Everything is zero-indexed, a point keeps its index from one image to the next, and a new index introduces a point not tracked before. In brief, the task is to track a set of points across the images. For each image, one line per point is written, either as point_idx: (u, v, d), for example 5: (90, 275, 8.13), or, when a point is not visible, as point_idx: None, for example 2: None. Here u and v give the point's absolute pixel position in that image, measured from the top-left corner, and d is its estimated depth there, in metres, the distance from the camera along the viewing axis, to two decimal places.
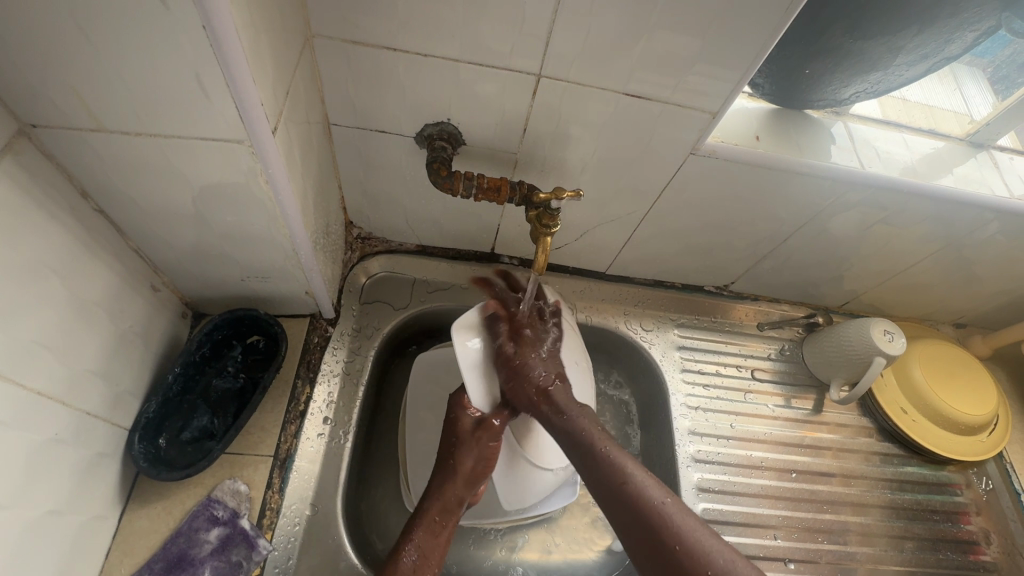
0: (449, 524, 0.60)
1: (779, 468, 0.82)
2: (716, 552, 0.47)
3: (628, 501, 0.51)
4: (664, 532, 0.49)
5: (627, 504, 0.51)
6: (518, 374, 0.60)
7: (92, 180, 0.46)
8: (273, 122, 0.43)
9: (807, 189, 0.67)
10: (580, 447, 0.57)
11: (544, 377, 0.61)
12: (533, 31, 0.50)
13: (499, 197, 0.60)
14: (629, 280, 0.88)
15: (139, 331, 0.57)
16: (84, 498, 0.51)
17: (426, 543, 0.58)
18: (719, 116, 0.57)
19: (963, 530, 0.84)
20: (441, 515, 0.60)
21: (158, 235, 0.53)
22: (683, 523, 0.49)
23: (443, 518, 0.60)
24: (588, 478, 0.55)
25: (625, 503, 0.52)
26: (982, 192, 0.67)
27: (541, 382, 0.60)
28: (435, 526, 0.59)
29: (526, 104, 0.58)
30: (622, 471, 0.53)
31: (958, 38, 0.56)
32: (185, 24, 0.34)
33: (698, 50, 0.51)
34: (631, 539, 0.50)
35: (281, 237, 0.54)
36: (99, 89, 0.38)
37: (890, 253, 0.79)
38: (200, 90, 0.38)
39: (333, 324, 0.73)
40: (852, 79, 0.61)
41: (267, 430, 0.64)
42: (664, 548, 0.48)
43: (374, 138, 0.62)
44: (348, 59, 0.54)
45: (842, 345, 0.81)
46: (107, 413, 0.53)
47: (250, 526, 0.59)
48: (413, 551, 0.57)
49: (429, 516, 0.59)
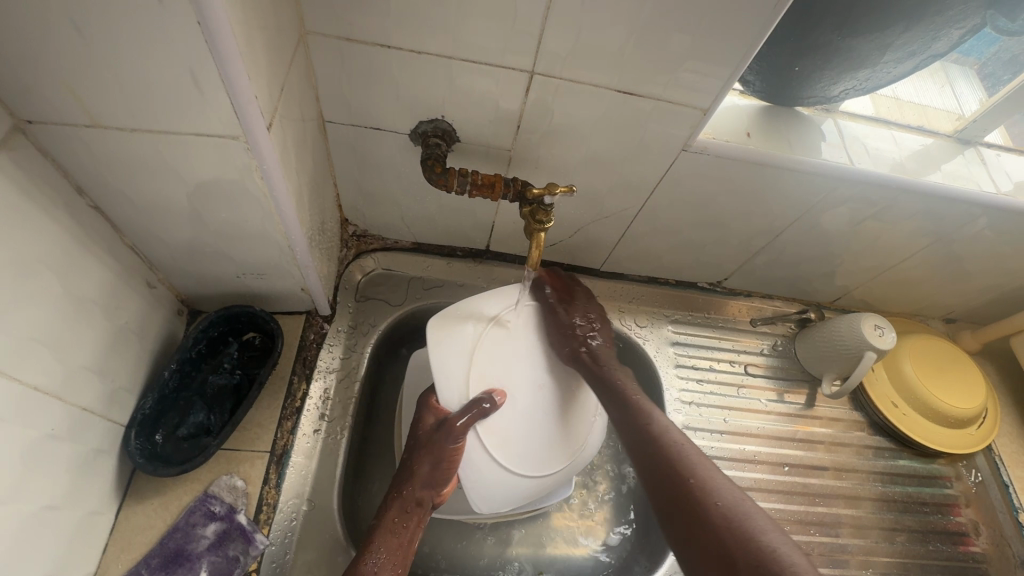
0: (413, 527, 0.61)
1: (772, 462, 0.83)
2: (723, 490, 0.50)
3: (661, 448, 0.54)
4: (681, 469, 0.52)
5: (649, 438, 0.55)
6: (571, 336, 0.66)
7: (87, 176, 0.46)
8: (268, 119, 0.43)
9: (797, 185, 0.68)
10: (612, 392, 0.61)
11: (596, 347, 0.67)
12: (526, 29, 0.51)
13: (493, 193, 0.60)
14: (623, 276, 0.89)
15: (135, 328, 0.57)
16: (81, 494, 0.52)
17: (390, 546, 0.59)
18: (710, 112, 0.58)
19: (953, 522, 0.85)
20: (404, 518, 0.61)
21: (153, 231, 0.53)
22: (698, 463, 0.53)
23: (405, 521, 0.61)
24: (616, 417, 0.60)
25: (646, 437, 0.56)
26: (969, 188, 0.68)
27: (591, 344, 0.66)
28: (395, 528, 0.60)
29: (519, 101, 0.58)
30: (648, 416, 0.58)
31: (944, 35, 0.57)
32: (180, 20, 0.34)
33: (689, 47, 0.51)
34: (648, 471, 0.54)
35: (277, 234, 0.54)
36: (94, 85, 0.38)
37: (880, 248, 0.80)
38: (195, 86, 0.38)
39: (329, 321, 0.73)
40: (841, 77, 0.62)
41: (263, 426, 0.64)
42: (677, 479, 0.51)
43: (369, 135, 0.63)
44: (343, 56, 0.54)
45: (833, 339, 0.82)
46: (103, 409, 0.53)
47: (247, 521, 0.59)
48: (375, 554, 0.58)
49: (388, 521, 0.61)
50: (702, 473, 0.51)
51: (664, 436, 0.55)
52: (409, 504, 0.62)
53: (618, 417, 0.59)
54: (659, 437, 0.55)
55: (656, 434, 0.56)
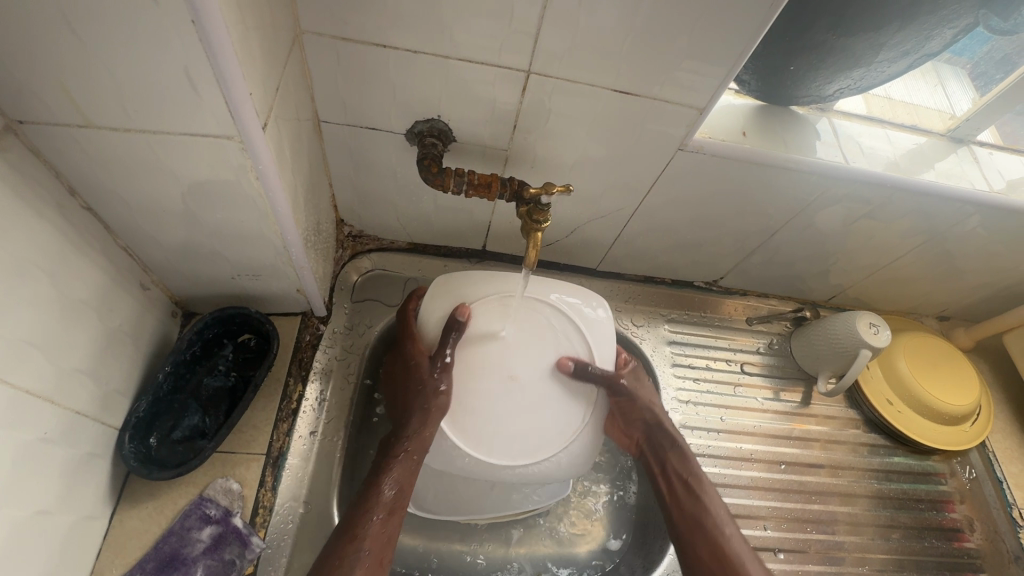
0: (414, 456, 0.62)
1: (769, 460, 0.84)
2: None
3: (711, 533, 0.65)
4: (725, 554, 0.64)
5: (702, 519, 0.66)
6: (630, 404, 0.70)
7: (79, 177, 0.46)
8: (263, 119, 0.43)
9: (793, 184, 0.68)
10: (676, 457, 0.71)
11: (659, 414, 0.72)
12: (522, 28, 0.50)
13: (489, 193, 0.60)
14: (620, 276, 0.89)
15: (128, 330, 0.56)
16: (74, 498, 0.51)
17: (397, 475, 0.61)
18: (707, 112, 0.58)
19: (947, 518, 0.85)
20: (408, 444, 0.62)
21: (147, 232, 0.53)
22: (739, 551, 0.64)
23: (410, 454, 0.62)
24: (671, 484, 0.70)
25: (700, 516, 0.66)
26: (962, 187, 0.69)
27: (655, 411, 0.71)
28: (410, 464, 0.62)
29: (516, 101, 0.58)
30: (703, 495, 0.68)
31: (937, 35, 0.58)
32: (173, 19, 0.34)
33: (686, 47, 0.51)
34: (693, 544, 0.66)
35: (272, 235, 0.54)
36: (86, 84, 0.38)
37: (875, 246, 0.80)
38: (189, 85, 0.38)
39: (325, 322, 0.73)
40: (836, 76, 0.62)
41: (259, 428, 0.64)
42: (722, 561, 0.63)
43: (365, 135, 0.63)
44: (338, 56, 0.54)
45: (829, 338, 0.83)
46: (96, 413, 0.52)
47: (243, 524, 0.59)
48: (391, 485, 0.60)
49: (392, 450, 0.63)
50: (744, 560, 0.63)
51: (714, 519, 0.66)
52: (423, 440, 0.62)
53: (677, 484, 0.69)
54: (710, 520, 0.66)
55: (708, 516, 0.66)
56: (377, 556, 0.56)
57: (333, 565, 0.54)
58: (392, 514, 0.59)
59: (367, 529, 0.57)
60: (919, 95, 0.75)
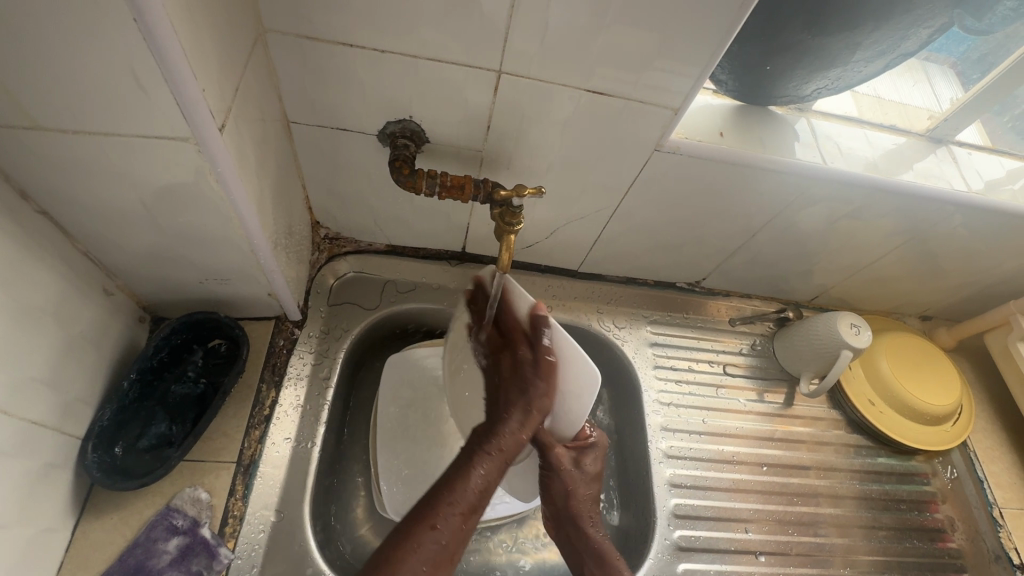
0: (506, 451, 0.55)
1: (751, 462, 0.83)
2: None
3: None
4: None
5: None
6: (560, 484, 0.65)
7: (31, 181, 0.44)
8: (220, 119, 0.42)
9: (771, 185, 0.68)
10: (600, 560, 0.64)
11: (589, 506, 0.67)
12: (491, 26, 0.49)
13: (463, 195, 0.59)
14: (602, 277, 0.88)
15: (90, 337, 0.55)
16: (32, 511, 0.50)
17: (486, 468, 0.53)
18: (682, 112, 0.58)
19: (930, 518, 0.85)
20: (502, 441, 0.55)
21: (107, 237, 0.51)
22: None
23: (503, 453, 0.55)
24: None
25: None
26: (941, 187, 0.69)
27: (585, 501, 0.67)
28: (501, 461, 0.54)
29: (488, 101, 0.57)
30: None
31: (913, 35, 0.57)
32: (115, 16, 0.32)
33: (657, 46, 0.51)
34: None
35: (238, 239, 0.53)
36: (31, 85, 0.36)
37: (856, 246, 0.80)
38: (138, 85, 0.37)
39: (300, 326, 0.72)
40: (813, 76, 0.61)
41: (229, 436, 0.62)
42: None
43: (336, 136, 0.61)
44: (304, 55, 0.53)
45: (810, 338, 0.82)
46: (56, 422, 0.51)
47: (211, 534, 0.57)
48: (479, 475, 0.53)
49: (484, 439, 0.56)
50: None
51: None
52: (516, 437, 0.56)
53: None
54: None
55: None
56: (452, 554, 0.49)
57: (405, 552, 0.47)
58: (472, 513, 0.51)
59: (447, 520, 0.49)
60: (897, 94, 0.75)
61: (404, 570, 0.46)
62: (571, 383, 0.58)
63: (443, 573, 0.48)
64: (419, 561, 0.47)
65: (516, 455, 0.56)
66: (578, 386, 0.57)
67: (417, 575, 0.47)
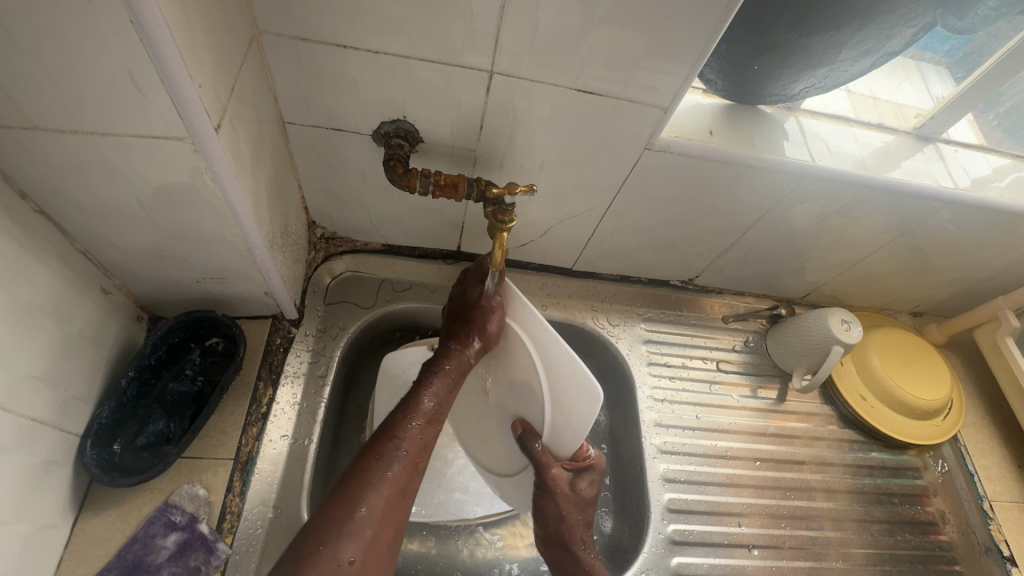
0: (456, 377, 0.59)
1: (745, 457, 0.84)
2: None
3: None
4: None
5: None
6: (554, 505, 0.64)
7: (30, 180, 0.45)
8: (216, 119, 0.43)
9: (761, 182, 0.69)
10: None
11: (580, 526, 0.67)
12: (482, 27, 0.50)
13: (456, 194, 0.60)
14: (596, 276, 0.89)
15: (88, 335, 0.55)
16: (31, 507, 0.50)
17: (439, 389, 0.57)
18: (671, 111, 0.59)
19: (921, 512, 0.86)
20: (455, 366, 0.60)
21: (105, 236, 0.52)
22: None
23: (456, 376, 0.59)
24: None
25: None
26: (928, 183, 0.70)
27: (578, 520, 0.66)
28: (451, 382, 0.59)
29: (480, 101, 0.58)
30: None
31: (897, 34, 0.58)
32: (111, 18, 0.33)
33: (645, 45, 0.52)
34: None
35: (234, 237, 0.54)
36: (30, 86, 0.37)
37: (847, 243, 0.81)
38: (134, 86, 0.38)
39: (296, 325, 0.72)
40: (800, 75, 0.63)
41: (227, 433, 0.63)
42: None
43: (331, 136, 0.62)
44: (299, 56, 0.53)
45: (801, 334, 0.83)
46: (54, 419, 0.52)
47: (209, 530, 0.58)
48: (432, 397, 0.56)
49: (436, 363, 0.60)
50: None
51: None
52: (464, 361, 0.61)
53: None
54: None
55: None
56: (416, 460, 0.50)
57: (372, 462, 0.48)
58: (431, 424, 0.53)
59: (406, 432, 0.51)
60: (885, 93, 0.76)
61: (374, 476, 0.47)
62: (574, 406, 0.59)
63: (412, 480, 0.49)
64: (386, 466, 0.48)
65: (462, 378, 0.60)
66: (580, 408, 0.58)
67: (387, 480, 0.47)
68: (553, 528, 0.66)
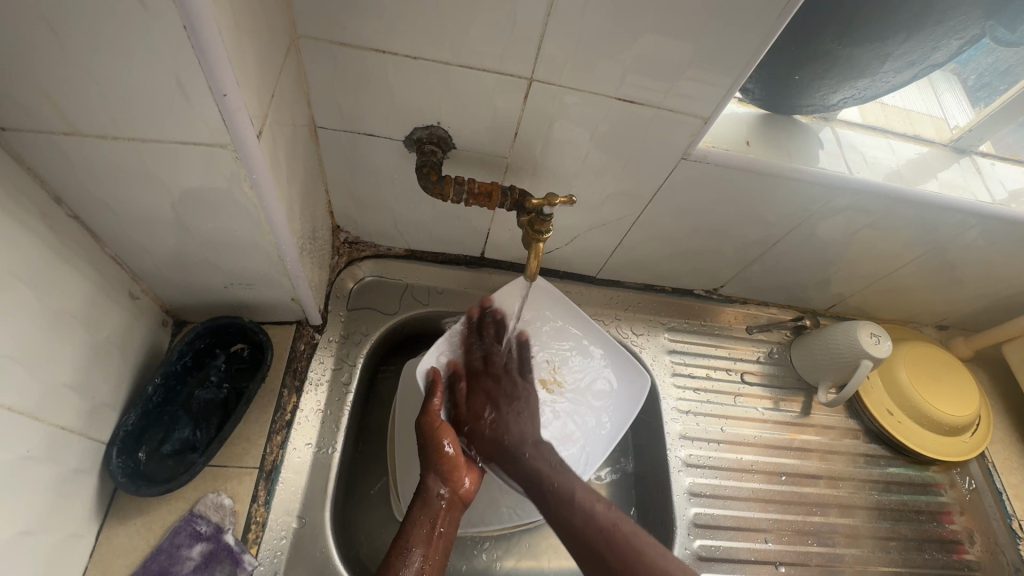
0: (444, 525, 0.59)
1: (769, 471, 0.83)
2: (640, 541, 0.56)
3: (598, 540, 0.56)
4: (615, 557, 0.55)
5: (589, 545, 0.56)
6: (484, 432, 0.67)
7: (66, 185, 0.44)
8: (258, 126, 0.42)
9: (795, 193, 0.67)
10: (532, 483, 0.63)
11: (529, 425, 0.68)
12: (524, 35, 0.49)
13: (490, 202, 0.59)
14: (620, 284, 0.88)
15: (116, 341, 0.55)
16: (59, 514, 0.49)
17: (424, 545, 0.57)
18: (711, 121, 0.57)
19: (947, 530, 0.85)
20: (430, 517, 0.59)
21: (136, 241, 0.51)
22: (629, 534, 0.56)
23: (432, 520, 0.59)
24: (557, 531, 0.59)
25: (584, 544, 0.57)
26: (967, 197, 0.68)
27: (525, 442, 0.66)
28: (430, 529, 0.58)
29: (517, 109, 0.57)
30: (548, 481, 0.62)
31: (943, 45, 0.57)
32: (164, 23, 0.32)
33: (691, 55, 0.50)
34: (593, 558, 0.56)
35: (267, 244, 0.53)
36: (73, 90, 0.36)
37: (877, 256, 0.80)
38: (181, 92, 0.37)
39: (320, 331, 0.71)
40: (840, 86, 0.61)
41: (252, 441, 0.62)
42: (609, 544, 0.56)
43: (363, 141, 0.61)
44: (336, 61, 0.52)
45: (830, 347, 0.82)
46: (82, 427, 0.51)
47: (235, 541, 0.57)
48: (417, 553, 0.56)
49: (410, 517, 0.59)
50: (633, 538, 0.56)
51: (605, 533, 0.57)
52: (429, 502, 0.60)
53: (557, 503, 0.60)
54: (600, 535, 0.57)
55: (587, 531, 0.57)
56: None
57: None
58: None
59: None
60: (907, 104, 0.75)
61: None
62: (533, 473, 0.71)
63: None
64: None
65: (445, 516, 0.60)
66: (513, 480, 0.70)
67: None
68: (487, 444, 0.66)
